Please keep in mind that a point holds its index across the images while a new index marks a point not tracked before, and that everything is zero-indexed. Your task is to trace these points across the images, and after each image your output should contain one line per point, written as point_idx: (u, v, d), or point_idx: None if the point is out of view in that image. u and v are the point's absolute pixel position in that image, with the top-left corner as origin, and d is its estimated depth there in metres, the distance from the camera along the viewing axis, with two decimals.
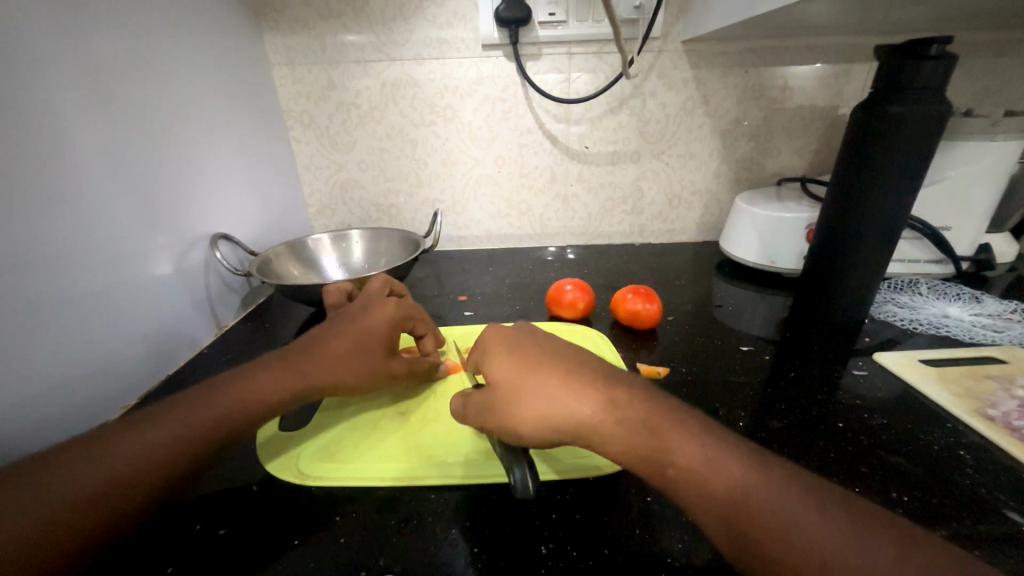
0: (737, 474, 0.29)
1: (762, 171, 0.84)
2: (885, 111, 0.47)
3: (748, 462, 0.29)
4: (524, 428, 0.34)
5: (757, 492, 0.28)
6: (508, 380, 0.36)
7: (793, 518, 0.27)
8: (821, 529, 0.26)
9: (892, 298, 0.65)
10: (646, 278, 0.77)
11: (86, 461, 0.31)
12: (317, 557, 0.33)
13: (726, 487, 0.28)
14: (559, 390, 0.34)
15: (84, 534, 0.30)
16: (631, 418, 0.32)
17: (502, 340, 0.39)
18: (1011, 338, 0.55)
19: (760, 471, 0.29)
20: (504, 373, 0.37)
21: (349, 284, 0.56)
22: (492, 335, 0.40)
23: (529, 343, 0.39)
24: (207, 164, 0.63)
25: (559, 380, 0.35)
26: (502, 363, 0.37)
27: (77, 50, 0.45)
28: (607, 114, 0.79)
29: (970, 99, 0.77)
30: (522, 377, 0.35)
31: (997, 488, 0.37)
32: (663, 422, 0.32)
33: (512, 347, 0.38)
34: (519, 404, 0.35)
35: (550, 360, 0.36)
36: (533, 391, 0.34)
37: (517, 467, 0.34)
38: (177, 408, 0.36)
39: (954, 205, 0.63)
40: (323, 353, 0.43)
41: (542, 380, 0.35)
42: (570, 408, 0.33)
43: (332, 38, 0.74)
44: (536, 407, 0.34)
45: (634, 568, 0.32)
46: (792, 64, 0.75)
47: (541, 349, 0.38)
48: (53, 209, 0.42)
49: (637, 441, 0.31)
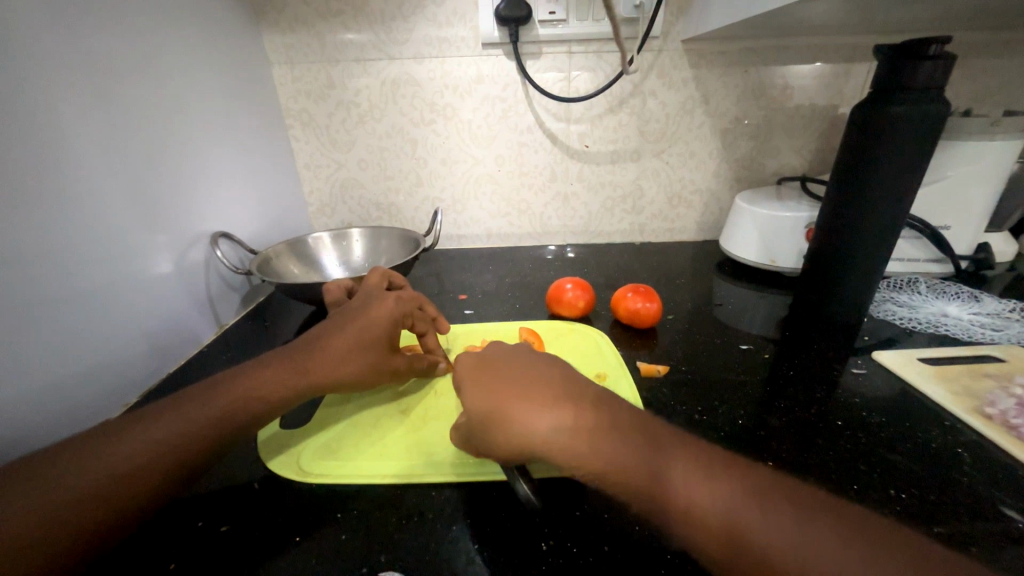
0: (733, 509, 0.28)
1: (762, 170, 0.84)
2: (884, 110, 0.47)
3: (742, 493, 0.28)
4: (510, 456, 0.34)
5: (755, 530, 0.27)
6: (488, 410, 0.35)
7: (797, 557, 0.26)
8: (829, 566, 0.25)
9: (891, 296, 0.65)
10: (646, 277, 0.77)
11: (88, 461, 0.31)
12: (318, 554, 0.33)
13: (722, 523, 0.28)
14: (540, 420, 0.34)
15: (95, 531, 0.30)
16: (614, 449, 0.32)
17: (478, 368, 0.39)
18: (1009, 336, 0.55)
19: (753, 502, 0.28)
20: (482, 405, 0.36)
21: (350, 281, 0.56)
22: (466, 365, 0.40)
23: (506, 369, 0.38)
24: (207, 164, 0.63)
25: (536, 409, 0.34)
26: (480, 394, 0.37)
27: (77, 47, 0.45)
28: (607, 113, 0.79)
29: (970, 98, 0.77)
30: (502, 408, 0.35)
31: (995, 486, 0.38)
32: (646, 453, 0.31)
33: (488, 375, 0.38)
34: (502, 435, 0.34)
35: (524, 387, 0.36)
36: (514, 422, 0.34)
37: (518, 480, 0.34)
38: (179, 406, 0.36)
39: (954, 204, 0.63)
40: (324, 351, 0.43)
41: (521, 411, 0.34)
42: (552, 439, 0.33)
43: (333, 37, 0.74)
44: (518, 438, 0.34)
45: (635, 565, 0.32)
46: (792, 63, 0.75)
47: (517, 377, 0.37)
48: (52, 207, 0.42)
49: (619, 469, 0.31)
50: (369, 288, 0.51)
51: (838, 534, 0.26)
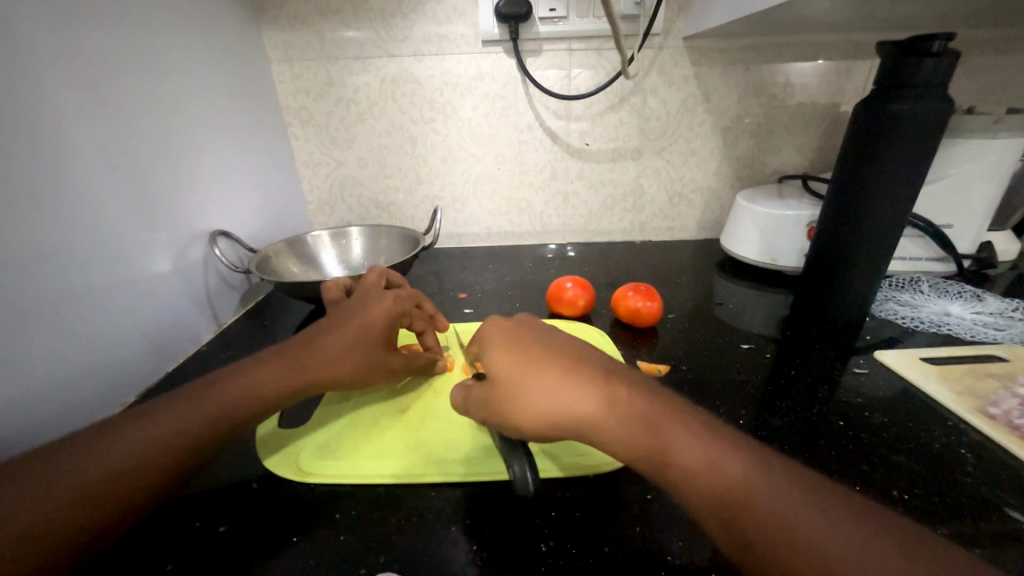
0: (750, 480, 0.28)
1: (763, 169, 0.83)
2: (887, 108, 0.47)
3: (759, 468, 0.29)
4: (525, 420, 0.34)
5: (770, 501, 0.27)
6: (511, 372, 0.35)
7: (811, 538, 0.26)
8: (844, 551, 0.25)
9: (894, 295, 0.65)
10: (646, 276, 0.77)
11: (83, 460, 0.31)
12: (317, 554, 0.33)
13: (736, 495, 0.28)
14: (562, 384, 0.33)
15: (93, 531, 0.30)
16: (634, 416, 0.32)
17: (503, 333, 0.39)
18: (1011, 336, 0.55)
19: (771, 480, 0.28)
20: (503, 365, 0.36)
21: (348, 280, 0.56)
22: (494, 330, 0.39)
23: (530, 337, 0.38)
24: (206, 162, 0.63)
25: (561, 374, 0.34)
26: (503, 355, 0.37)
27: (76, 44, 0.45)
28: (607, 111, 0.79)
29: (973, 96, 0.76)
30: (524, 369, 0.35)
31: (999, 486, 0.37)
32: (666, 422, 0.31)
33: (512, 339, 0.38)
34: (520, 396, 0.34)
35: (550, 354, 0.36)
36: (535, 385, 0.34)
37: (517, 463, 0.34)
38: (176, 405, 0.36)
39: (957, 202, 0.63)
40: (322, 350, 0.42)
41: (544, 373, 0.34)
42: (573, 402, 0.33)
43: (332, 34, 0.74)
44: (537, 399, 0.33)
45: (635, 566, 0.32)
46: (794, 61, 0.75)
47: (542, 343, 0.37)
48: (51, 204, 0.42)
49: (639, 438, 0.31)
50: (367, 286, 0.50)
51: (849, 514, 0.27)
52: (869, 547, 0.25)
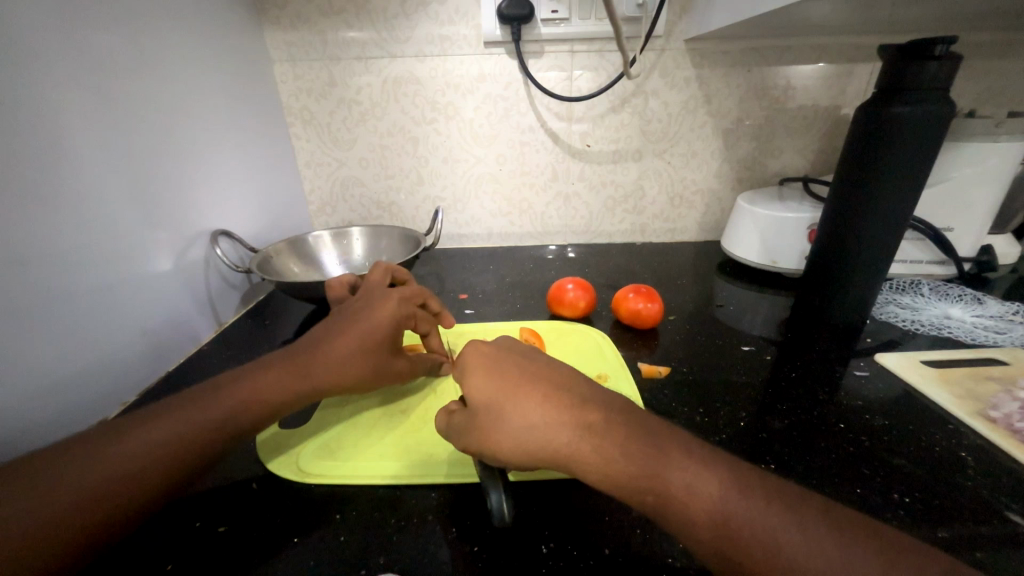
0: (738, 511, 0.28)
1: (764, 171, 0.83)
2: (890, 112, 0.47)
3: (746, 496, 0.28)
4: (502, 451, 0.33)
5: (761, 532, 0.27)
6: (490, 402, 0.35)
7: (791, 560, 0.26)
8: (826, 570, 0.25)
9: (894, 298, 0.65)
10: (647, 277, 0.77)
11: (86, 461, 0.31)
12: (319, 554, 0.33)
13: (717, 519, 0.28)
14: (542, 416, 0.33)
15: (96, 535, 0.30)
16: (615, 445, 0.31)
17: (482, 358, 0.37)
18: (1011, 339, 0.55)
19: (751, 503, 0.28)
20: (482, 395, 0.35)
21: (354, 278, 0.56)
22: (471, 353, 0.38)
23: (508, 362, 0.37)
24: (207, 162, 0.63)
25: (537, 405, 0.34)
26: (482, 384, 0.36)
27: (76, 44, 0.45)
28: (609, 112, 0.79)
29: (974, 99, 0.76)
30: (503, 401, 0.34)
31: (1000, 491, 0.37)
32: (646, 451, 0.31)
33: (492, 366, 0.37)
34: (500, 428, 0.34)
35: (528, 380, 0.35)
36: (514, 417, 0.34)
37: (493, 489, 0.34)
38: (180, 407, 0.36)
39: (958, 206, 0.63)
40: (329, 352, 0.43)
41: (522, 406, 0.34)
42: (552, 436, 0.32)
43: (334, 35, 0.74)
44: (516, 432, 0.33)
45: (635, 567, 0.32)
46: (795, 63, 0.75)
47: (519, 368, 0.37)
48: (51, 204, 0.42)
49: (615, 468, 0.31)
50: (372, 286, 0.51)
51: (842, 541, 0.26)
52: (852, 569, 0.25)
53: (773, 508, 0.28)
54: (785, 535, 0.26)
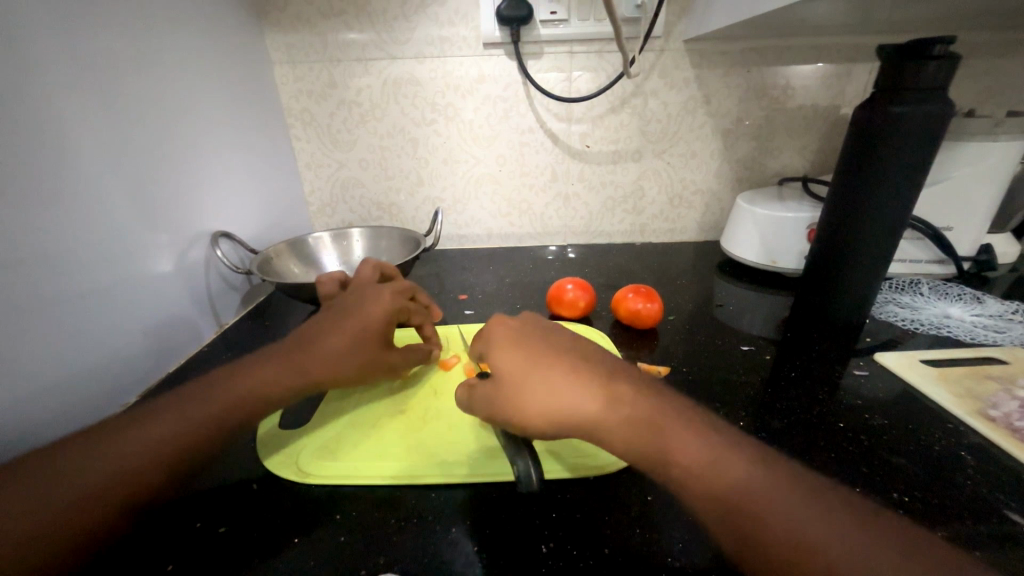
0: (752, 484, 0.28)
1: (764, 171, 0.83)
2: (892, 111, 0.46)
3: (761, 471, 0.29)
4: (528, 417, 0.34)
5: (773, 506, 0.27)
6: (514, 371, 0.36)
7: (814, 535, 0.26)
8: (847, 544, 0.25)
9: (894, 298, 0.65)
10: (646, 277, 0.77)
11: (87, 459, 0.31)
12: (318, 554, 0.33)
13: (739, 491, 0.28)
14: (566, 383, 0.34)
15: (97, 533, 0.30)
16: (641, 416, 0.32)
17: (508, 332, 0.39)
18: (1011, 339, 0.55)
19: (774, 479, 0.28)
20: (509, 364, 0.36)
21: (342, 275, 0.56)
22: (498, 327, 0.39)
23: (535, 337, 0.38)
24: (208, 162, 0.63)
25: (564, 375, 0.35)
26: (507, 354, 0.37)
27: (79, 48, 0.45)
28: (608, 113, 0.79)
29: (973, 99, 0.76)
30: (528, 369, 0.35)
31: (999, 490, 0.37)
32: (671, 424, 0.32)
33: (517, 339, 0.38)
34: (523, 395, 0.34)
35: (555, 353, 0.36)
36: (537, 384, 0.34)
37: (521, 459, 0.33)
38: (181, 404, 0.36)
39: (957, 205, 0.63)
40: (324, 345, 0.43)
41: (547, 374, 0.35)
42: (575, 402, 0.33)
43: (334, 36, 0.74)
44: (542, 399, 0.34)
45: (635, 567, 0.32)
46: (794, 63, 0.75)
47: (546, 342, 0.38)
48: (53, 206, 0.42)
49: (640, 436, 0.32)
50: (363, 282, 0.51)
51: (850, 518, 0.27)
52: (872, 548, 0.25)
53: (787, 484, 0.28)
54: (797, 510, 0.27)
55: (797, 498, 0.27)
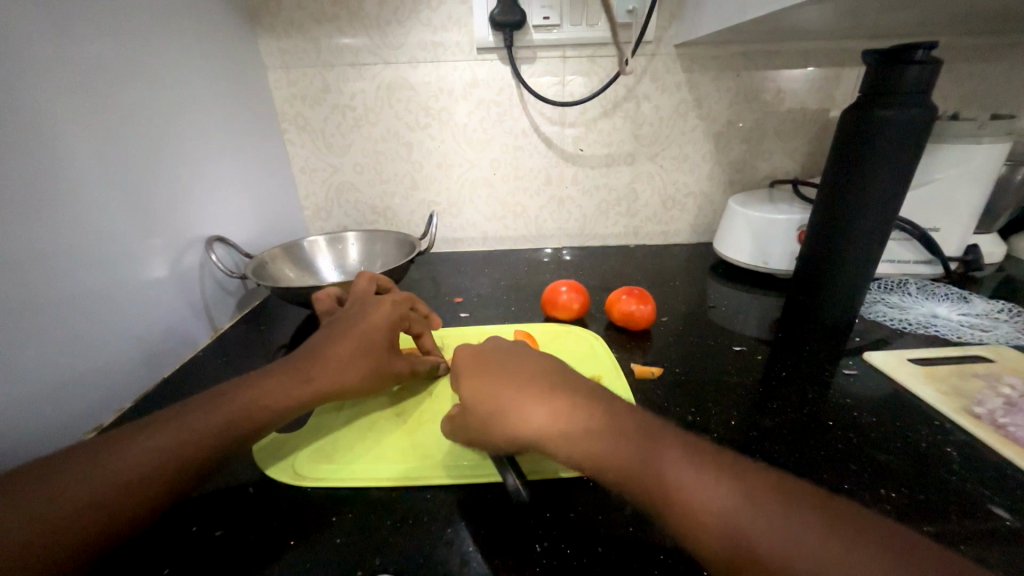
0: (721, 500, 0.28)
1: (755, 173, 0.85)
2: (873, 114, 0.48)
3: (732, 486, 0.29)
4: (496, 442, 0.36)
5: (744, 521, 0.27)
6: (481, 399, 0.38)
7: (770, 545, 0.26)
8: (803, 553, 0.25)
9: (883, 298, 0.66)
10: (640, 279, 0.78)
11: (89, 469, 0.31)
12: (316, 556, 0.34)
13: (696, 507, 0.28)
14: (528, 405, 0.36)
15: (99, 542, 0.30)
16: (599, 433, 0.33)
17: (473, 361, 0.41)
18: (996, 337, 0.56)
19: (731, 489, 0.28)
20: (472, 394, 0.38)
21: (338, 290, 0.56)
22: (462, 357, 0.42)
23: (498, 364, 0.40)
24: (203, 169, 0.63)
25: (522, 400, 0.36)
26: (470, 384, 0.39)
27: (74, 55, 0.45)
28: (601, 117, 0.80)
29: (958, 102, 0.78)
30: (487, 398, 0.37)
31: (984, 485, 0.38)
32: (629, 439, 0.32)
33: (478, 366, 0.40)
34: (487, 423, 0.37)
35: (515, 378, 0.38)
36: (502, 407, 0.36)
37: (509, 475, 0.36)
38: (183, 414, 0.36)
39: (942, 207, 0.64)
40: (330, 358, 0.43)
41: (505, 399, 0.37)
42: (535, 423, 0.35)
43: (328, 41, 0.74)
44: (505, 426, 0.36)
45: (628, 564, 0.32)
46: (783, 68, 0.76)
47: (507, 367, 0.39)
48: (47, 212, 0.42)
49: (599, 456, 0.32)
50: (360, 296, 0.51)
51: (817, 525, 0.26)
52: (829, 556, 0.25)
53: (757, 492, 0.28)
54: (765, 524, 0.27)
55: (769, 512, 0.27)
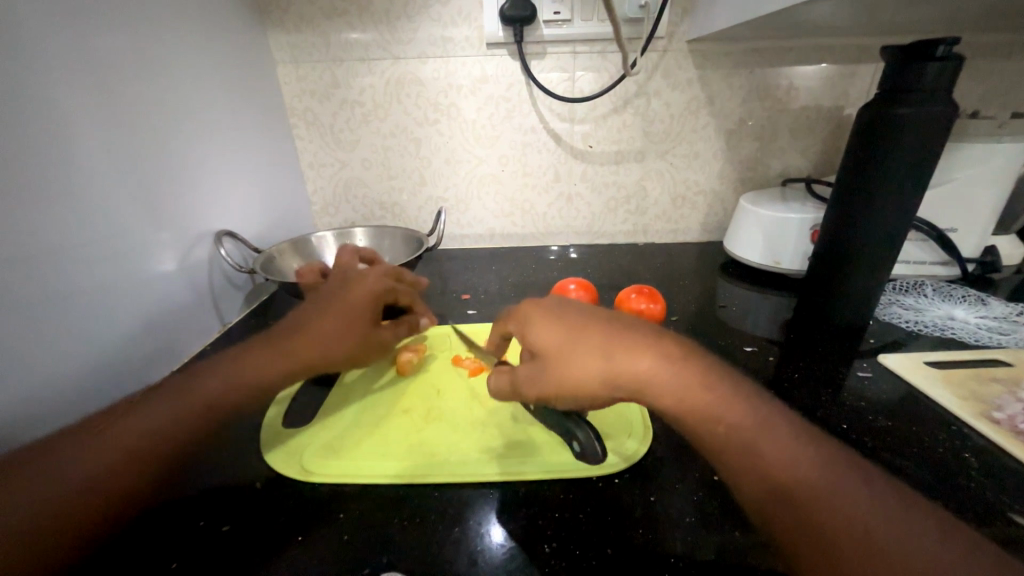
0: (805, 456, 0.31)
1: (766, 172, 0.83)
2: (891, 113, 0.47)
3: (811, 447, 0.31)
4: (582, 386, 0.36)
5: (800, 458, 0.30)
6: (560, 343, 0.37)
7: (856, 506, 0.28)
8: (885, 512, 0.28)
9: (897, 299, 0.65)
10: (648, 278, 0.77)
11: (65, 459, 0.31)
12: (323, 554, 0.33)
13: (787, 464, 0.30)
14: (622, 349, 0.36)
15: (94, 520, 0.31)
16: (690, 380, 0.34)
17: (541, 308, 0.40)
18: (1016, 341, 0.55)
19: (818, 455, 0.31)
20: (553, 339, 0.38)
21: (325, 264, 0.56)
22: (531, 305, 0.41)
23: (572, 311, 0.40)
24: (212, 165, 0.63)
25: (611, 345, 0.36)
26: (550, 329, 0.38)
27: (84, 50, 0.45)
28: (611, 113, 0.79)
29: (977, 100, 0.76)
30: (571, 344, 0.37)
31: (1004, 493, 0.37)
32: (718, 390, 0.34)
33: (555, 315, 0.39)
34: (572, 367, 0.36)
35: (596, 325, 0.38)
36: (589, 351, 0.36)
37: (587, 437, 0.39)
38: (159, 399, 0.36)
39: (961, 208, 0.63)
40: (313, 329, 0.43)
41: (592, 343, 0.36)
42: (629, 365, 0.35)
43: (337, 36, 0.74)
44: (595, 370, 0.35)
45: (637, 568, 0.32)
46: (797, 64, 0.75)
47: (585, 315, 0.39)
48: (56, 205, 0.42)
49: (696, 400, 0.33)
50: (345, 268, 0.51)
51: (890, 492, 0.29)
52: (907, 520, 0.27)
53: (821, 447, 0.31)
54: (848, 484, 0.29)
55: (846, 472, 0.30)
